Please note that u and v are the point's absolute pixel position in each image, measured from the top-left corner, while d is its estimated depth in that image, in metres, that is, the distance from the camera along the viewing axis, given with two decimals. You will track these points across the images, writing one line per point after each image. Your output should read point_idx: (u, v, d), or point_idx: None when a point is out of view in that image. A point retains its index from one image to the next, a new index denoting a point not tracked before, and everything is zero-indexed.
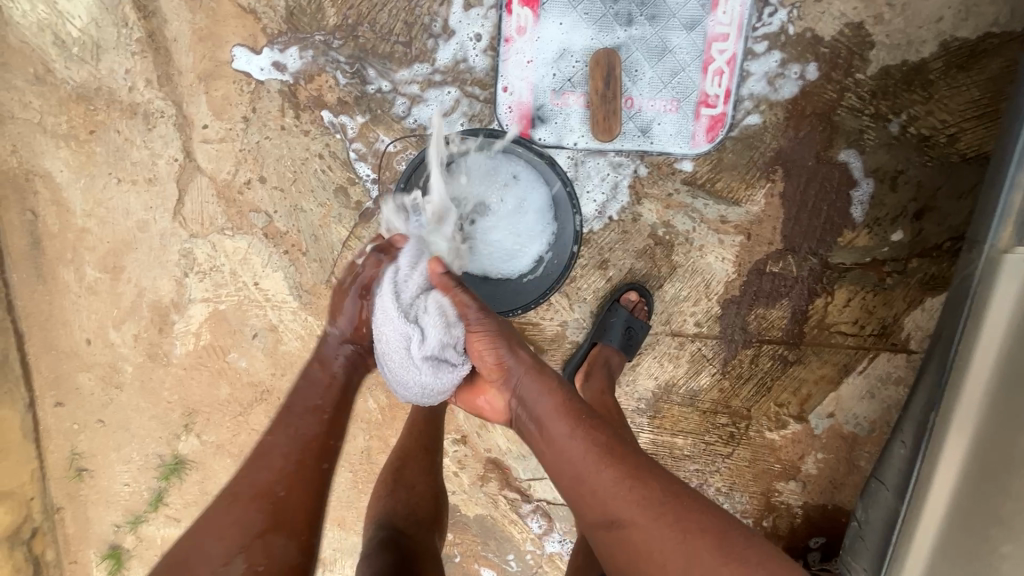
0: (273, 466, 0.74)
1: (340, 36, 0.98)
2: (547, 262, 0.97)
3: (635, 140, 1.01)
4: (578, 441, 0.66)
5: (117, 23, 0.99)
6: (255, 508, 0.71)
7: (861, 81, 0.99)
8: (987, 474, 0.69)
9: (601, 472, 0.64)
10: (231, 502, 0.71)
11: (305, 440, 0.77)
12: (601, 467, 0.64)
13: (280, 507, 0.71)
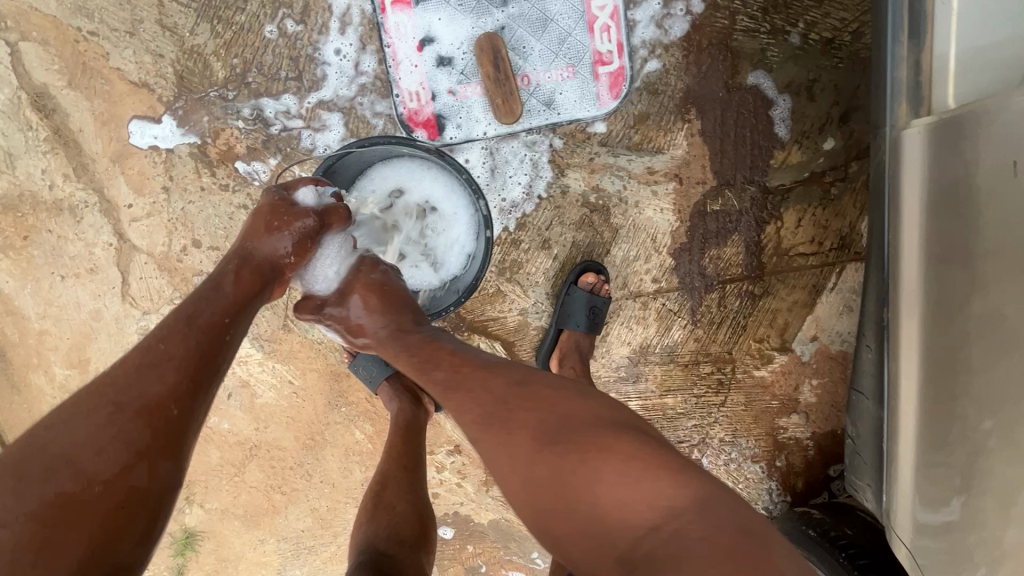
0: (164, 366, 0.63)
1: (233, 87, 1.00)
2: (475, 253, 0.99)
3: (542, 114, 1.01)
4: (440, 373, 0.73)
5: (22, 128, 1.02)
6: (134, 409, 0.59)
7: (747, 2, 0.98)
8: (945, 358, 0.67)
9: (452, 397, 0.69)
10: (106, 386, 0.60)
11: (183, 354, 0.64)
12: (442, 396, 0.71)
13: (165, 420, 0.60)
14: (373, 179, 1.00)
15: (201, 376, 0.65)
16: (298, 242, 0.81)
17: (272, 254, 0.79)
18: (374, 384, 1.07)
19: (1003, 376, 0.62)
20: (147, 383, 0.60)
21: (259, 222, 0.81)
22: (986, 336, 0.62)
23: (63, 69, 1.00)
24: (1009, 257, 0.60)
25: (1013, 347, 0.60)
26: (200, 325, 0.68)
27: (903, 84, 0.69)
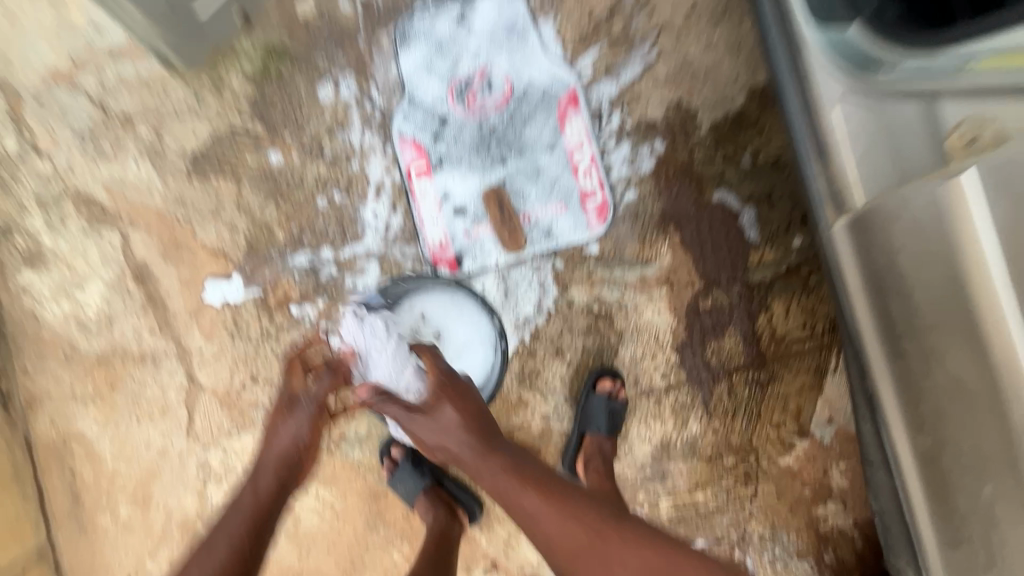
0: (233, 523, 0.94)
1: (291, 247, 1.23)
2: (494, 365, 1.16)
3: (543, 242, 1.20)
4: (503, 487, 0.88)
5: (120, 295, 1.25)
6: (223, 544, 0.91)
7: (700, 139, 1.20)
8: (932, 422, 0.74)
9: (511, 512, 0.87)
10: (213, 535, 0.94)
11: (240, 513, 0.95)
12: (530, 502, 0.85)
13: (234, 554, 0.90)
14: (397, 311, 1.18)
15: (250, 521, 0.94)
16: (310, 423, 1.00)
17: (294, 440, 1.00)
18: (411, 497, 1.14)
19: (990, 436, 0.69)
20: (225, 533, 0.92)
21: (273, 420, 1.02)
22: (956, 400, 0.71)
23: (159, 246, 1.25)
24: (950, 330, 0.70)
25: (983, 409, 0.69)
26: (241, 502, 0.97)
27: (825, 195, 0.80)
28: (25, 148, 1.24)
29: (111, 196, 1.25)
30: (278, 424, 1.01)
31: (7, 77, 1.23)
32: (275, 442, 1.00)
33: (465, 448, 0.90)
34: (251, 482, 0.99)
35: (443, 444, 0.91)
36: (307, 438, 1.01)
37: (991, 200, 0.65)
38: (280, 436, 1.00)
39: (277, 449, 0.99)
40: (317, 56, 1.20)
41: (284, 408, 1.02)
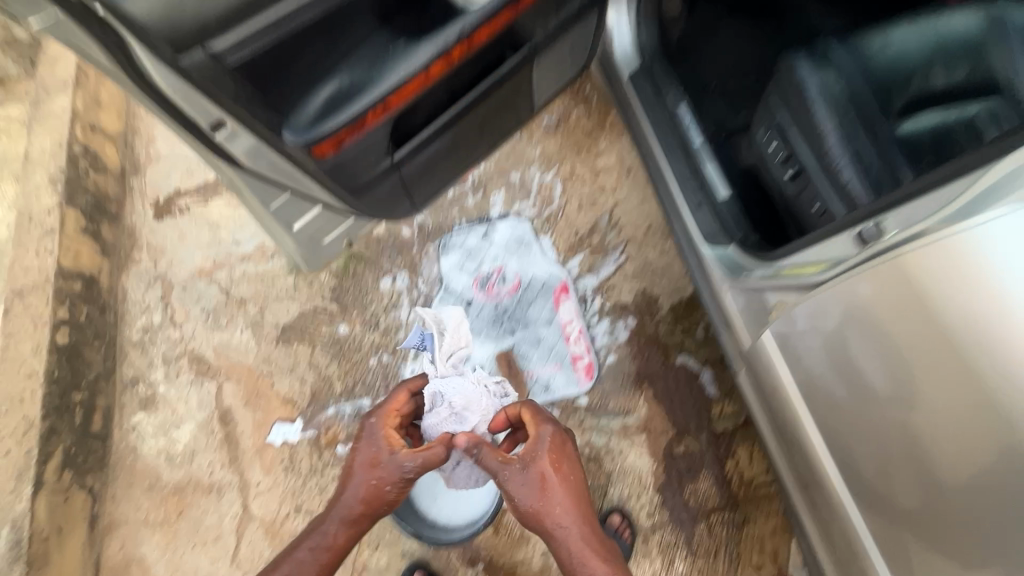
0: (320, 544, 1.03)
1: (344, 396, 1.57)
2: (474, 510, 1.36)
3: (543, 394, 1.51)
4: (584, 558, 0.98)
5: (205, 433, 1.55)
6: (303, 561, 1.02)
7: (663, 316, 1.57)
8: (821, 518, 1.05)
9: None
10: (297, 543, 1.05)
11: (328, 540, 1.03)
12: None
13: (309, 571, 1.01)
14: None
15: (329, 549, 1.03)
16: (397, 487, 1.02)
17: (383, 495, 1.02)
18: None
19: (863, 538, 0.95)
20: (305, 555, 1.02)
21: (363, 469, 1.03)
22: (832, 512, 1.00)
23: (243, 394, 1.59)
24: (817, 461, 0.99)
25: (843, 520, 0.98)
26: (322, 538, 1.03)
27: (734, 356, 1.14)
28: (164, 319, 1.68)
29: (217, 355, 1.64)
30: (360, 474, 1.03)
31: (165, 270, 1.74)
32: (356, 491, 1.02)
33: (563, 521, 0.99)
34: (331, 522, 1.03)
35: (540, 511, 1.00)
36: (386, 494, 1.02)
37: (834, 376, 0.91)
38: (356, 490, 1.02)
39: (361, 496, 1.02)
40: (383, 259, 1.69)
41: (372, 462, 1.04)
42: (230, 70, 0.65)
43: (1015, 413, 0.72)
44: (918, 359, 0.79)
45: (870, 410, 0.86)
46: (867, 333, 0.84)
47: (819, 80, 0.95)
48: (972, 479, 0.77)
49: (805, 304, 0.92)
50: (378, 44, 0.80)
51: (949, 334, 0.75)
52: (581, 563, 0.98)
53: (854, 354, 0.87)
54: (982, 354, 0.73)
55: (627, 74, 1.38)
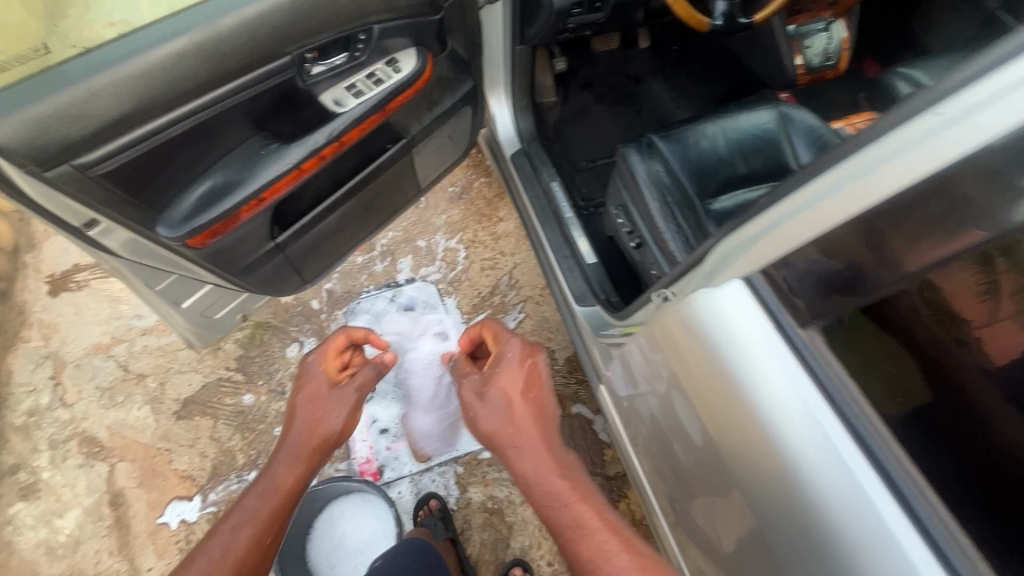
0: (262, 496, 0.92)
1: (247, 468, 1.56)
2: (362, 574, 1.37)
3: (447, 451, 1.55)
4: (542, 475, 0.87)
5: (93, 519, 1.48)
6: (239, 524, 0.88)
7: (559, 368, 1.69)
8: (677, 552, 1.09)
9: (548, 494, 0.85)
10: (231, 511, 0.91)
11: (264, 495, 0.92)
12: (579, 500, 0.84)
13: (250, 526, 0.88)
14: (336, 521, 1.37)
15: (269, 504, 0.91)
16: (350, 416, 1.04)
17: (327, 428, 1.01)
18: None
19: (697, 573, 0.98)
20: (243, 511, 0.90)
21: (305, 404, 1.03)
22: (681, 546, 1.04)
23: (138, 473, 1.54)
24: (673, 493, 1.03)
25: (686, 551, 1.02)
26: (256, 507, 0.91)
27: (606, 404, 1.27)
28: (53, 400, 1.62)
29: (111, 434, 1.59)
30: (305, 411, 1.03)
31: (58, 348, 1.69)
32: (309, 421, 1.01)
33: (519, 435, 0.92)
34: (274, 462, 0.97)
35: (491, 431, 0.94)
36: (343, 426, 1.03)
37: (671, 421, 0.94)
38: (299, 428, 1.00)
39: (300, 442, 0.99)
40: (291, 327, 1.74)
41: (330, 395, 1.05)
42: (95, 178, 0.73)
43: (766, 475, 0.71)
44: (698, 414, 0.83)
45: (696, 465, 0.89)
46: (677, 387, 0.87)
47: (646, 166, 1.17)
48: (753, 541, 0.77)
49: (636, 361, 1.01)
50: (250, 146, 0.90)
51: (698, 390, 0.80)
52: (535, 484, 0.87)
53: (675, 404, 0.90)
54: (725, 412, 0.75)
55: (509, 153, 1.55)
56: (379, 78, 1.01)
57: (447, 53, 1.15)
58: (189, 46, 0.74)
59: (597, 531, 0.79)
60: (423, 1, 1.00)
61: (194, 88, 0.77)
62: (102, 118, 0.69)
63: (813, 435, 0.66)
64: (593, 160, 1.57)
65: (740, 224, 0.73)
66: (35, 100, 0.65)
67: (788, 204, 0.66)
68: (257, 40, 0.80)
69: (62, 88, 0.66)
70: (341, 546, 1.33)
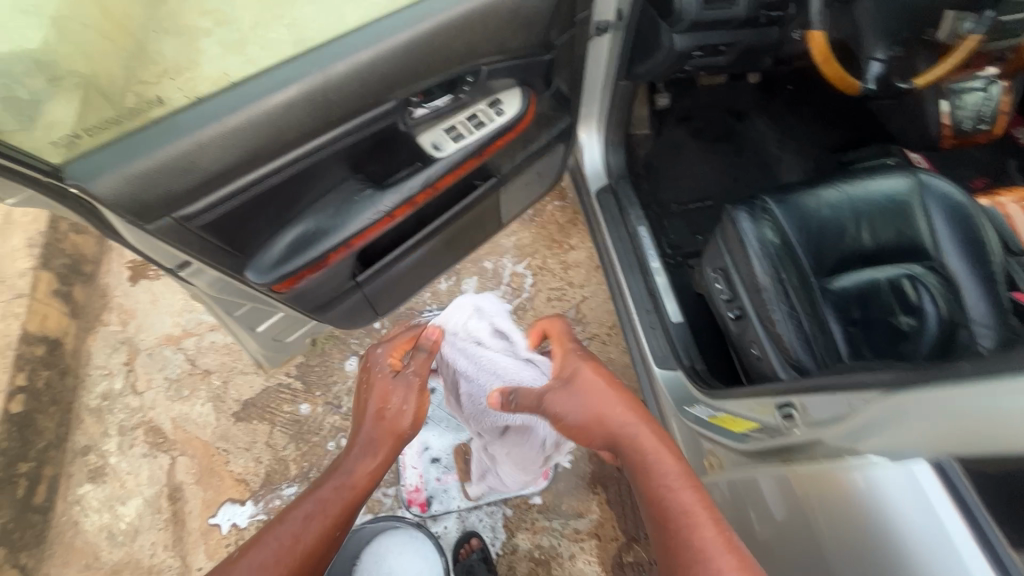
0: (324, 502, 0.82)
1: (299, 479, 1.56)
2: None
3: (497, 491, 1.50)
4: (650, 458, 0.77)
5: (152, 511, 1.52)
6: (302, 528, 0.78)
7: None
8: None
9: (655, 481, 0.74)
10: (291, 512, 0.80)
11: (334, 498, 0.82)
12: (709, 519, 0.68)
13: (315, 536, 0.78)
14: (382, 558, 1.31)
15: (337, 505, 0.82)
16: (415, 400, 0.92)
17: (399, 425, 0.90)
18: None
19: None
20: (306, 517, 0.79)
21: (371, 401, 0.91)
22: None
23: (196, 470, 1.57)
24: None
25: None
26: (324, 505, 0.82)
27: None
28: (125, 386, 1.67)
29: (175, 427, 1.63)
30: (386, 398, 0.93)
31: (133, 334, 1.74)
32: (380, 416, 0.90)
33: (623, 420, 0.81)
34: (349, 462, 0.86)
35: (595, 412, 0.82)
36: (409, 422, 0.91)
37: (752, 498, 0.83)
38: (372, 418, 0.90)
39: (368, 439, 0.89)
40: (352, 339, 1.73)
41: (392, 385, 0.92)
42: (194, 228, 0.70)
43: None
44: (797, 492, 0.72)
45: (777, 548, 0.76)
46: (779, 466, 0.77)
47: (758, 235, 1.04)
48: None
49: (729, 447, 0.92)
50: (345, 191, 0.86)
51: (808, 466, 0.71)
52: (660, 493, 0.73)
53: (763, 480, 0.79)
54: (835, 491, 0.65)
55: (595, 189, 1.45)
56: (481, 121, 0.95)
57: (551, 91, 1.07)
58: (299, 95, 0.69)
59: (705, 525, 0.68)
60: (538, 42, 0.93)
61: (298, 137, 0.72)
62: (205, 170, 0.66)
63: (930, 527, 0.54)
64: (685, 203, 1.45)
65: (923, 387, 0.58)
66: (142, 152, 0.62)
67: (1006, 388, 0.51)
68: (366, 88, 0.75)
69: (169, 140, 0.63)
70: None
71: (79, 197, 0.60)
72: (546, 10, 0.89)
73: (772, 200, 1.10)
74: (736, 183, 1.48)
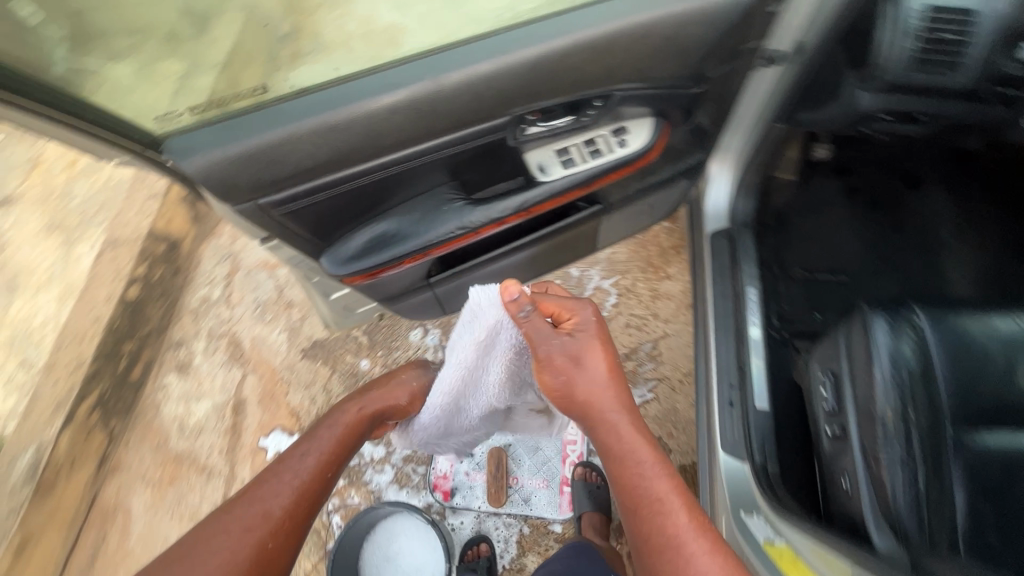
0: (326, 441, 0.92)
1: None
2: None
3: (520, 506, 1.46)
4: (625, 442, 0.87)
5: (217, 416, 1.67)
6: (310, 457, 0.89)
7: None
8: None
9: (631, 471, 0.84)
10: (292, 450, 0.90)
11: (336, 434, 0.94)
12: (651, 471, 0.84)
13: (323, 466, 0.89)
14: (389, 536, 1.30)
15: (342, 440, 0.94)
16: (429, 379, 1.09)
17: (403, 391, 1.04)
18: None
19: None
20: (309, 454, 0.89)
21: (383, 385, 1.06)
22: None
23: (261, 391, 1.70)
24: None
25: None
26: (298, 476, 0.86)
27: None
28: (221, 296, 1.82)
29: (252, 346, 1.76)
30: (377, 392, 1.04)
31: (237, 251, 1.88)
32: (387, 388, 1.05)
33: (608, 407, 0.89)
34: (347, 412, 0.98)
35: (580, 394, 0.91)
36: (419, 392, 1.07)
37: None
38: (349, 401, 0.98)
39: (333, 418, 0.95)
40: None
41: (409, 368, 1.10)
42: (277, 215, 0.68)
43: None
44: None
45: None
46: None
47: (892, 355, 0.84)
48: None
49: None
50: (434, 199, 0.81)
51: None
52: (626, 452, 0.86)
53: None
54: None
55: (710, 230, 1.30)
56: (598, 149, 0.85)
57: (689, 125, 0.94)
58: (406, 103, 0.64)
59: (677, 515, 0.79)
60: (688, 74, 0.80)
61: (396, 143, 0.68)
62: (294, 165, 0.63)
63: None
64: (812, 271, 1.26)
65: None
66: (239, 136, 0.61)
67: None
68: (479, 102, 0.68)
69: (267, 129, 0.61)
70: (393, 561, 1.29)
71: (173, 170, 0.60)
72: (708, 40, 0.75)
73: (924, 317, 0.88)
74: (883, 264, 1.25)
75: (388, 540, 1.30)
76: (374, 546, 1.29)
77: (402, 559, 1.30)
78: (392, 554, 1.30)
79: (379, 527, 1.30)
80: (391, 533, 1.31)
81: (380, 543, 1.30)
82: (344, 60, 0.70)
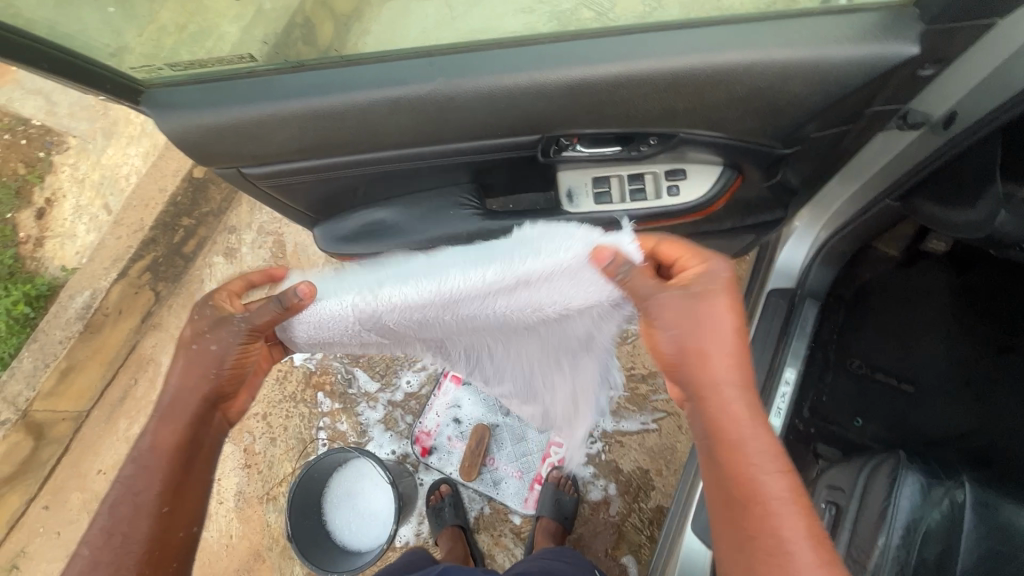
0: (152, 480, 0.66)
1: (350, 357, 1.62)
2: (381, 518, 1.35)
3: (487, 486, 1.49)
4: (736, 420, 0.57)
5: None
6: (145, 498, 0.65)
7: (643, 508, 1.42)
8: None
9: (741, 453, 0.56)
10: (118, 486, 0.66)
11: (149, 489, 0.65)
12: (768, 462, 0.56)
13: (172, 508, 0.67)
14: (357, 473, 1.38)
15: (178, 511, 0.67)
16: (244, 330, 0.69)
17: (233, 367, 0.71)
18: None
19: None
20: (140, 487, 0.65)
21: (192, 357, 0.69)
22: None
23: None
24: None
25: None
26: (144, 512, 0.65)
27: None
28: None
29: (293, 252, 1.71)
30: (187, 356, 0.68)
31: None
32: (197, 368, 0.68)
33: (722, 370, 0.58)
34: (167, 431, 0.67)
35: (693, 346, 0.59)
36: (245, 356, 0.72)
37: None
38: (174, 396, 0.68)
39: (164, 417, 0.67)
40: None
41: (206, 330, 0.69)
42: (263, 186, 0.67)
43: None
44: None
45: None
46: None
47: (910, 519, 0.72)
48: None
49: None
50: (444, 197, 0.73)
51: None
52: (734, 436, 0.57)
53: None
54: None
55: (769, 287, 1.09)
56: (641, 189, 0.73)
57: (770, 182, 0.77)
58: (408, 101, 0.57)
59: (795, 537, 0.52)
60: (779, 133, 0.64)
61: (392, 143, 0.61)
62: (280, 143, 0.60)
63: None
64: (872, 369, 1.07)
65: None
66: (225, 106, 0.58)
67: None
68: (494, 117, 0.59)
69: (252, 100, 0.57)
70: (355, 499, 1.37)
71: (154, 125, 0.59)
72: (813, 100, 0.59)
73: (971, 499, 0.75)
74: (965, 390, 1.03)
75: (356, 476, 1.38)
76: (340, 477, 1.38)
77: (364, 496, 1.37)
78: (355, 490, 1.38)
79: (349, 462, 1.38)
80: (360, 471, 1.38)
81: (347, 476, 1.38)
82: (370, 28, 0.61)
